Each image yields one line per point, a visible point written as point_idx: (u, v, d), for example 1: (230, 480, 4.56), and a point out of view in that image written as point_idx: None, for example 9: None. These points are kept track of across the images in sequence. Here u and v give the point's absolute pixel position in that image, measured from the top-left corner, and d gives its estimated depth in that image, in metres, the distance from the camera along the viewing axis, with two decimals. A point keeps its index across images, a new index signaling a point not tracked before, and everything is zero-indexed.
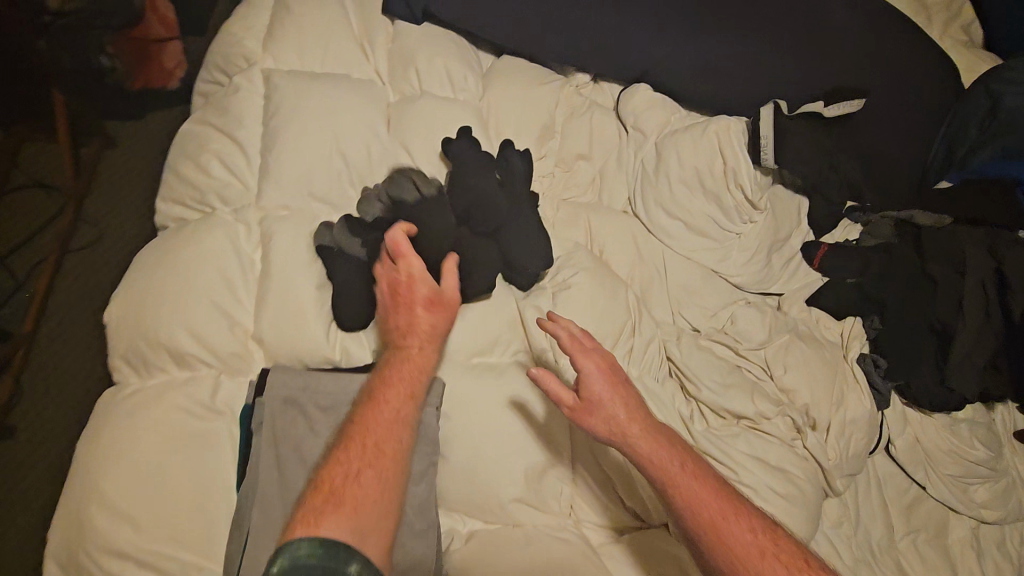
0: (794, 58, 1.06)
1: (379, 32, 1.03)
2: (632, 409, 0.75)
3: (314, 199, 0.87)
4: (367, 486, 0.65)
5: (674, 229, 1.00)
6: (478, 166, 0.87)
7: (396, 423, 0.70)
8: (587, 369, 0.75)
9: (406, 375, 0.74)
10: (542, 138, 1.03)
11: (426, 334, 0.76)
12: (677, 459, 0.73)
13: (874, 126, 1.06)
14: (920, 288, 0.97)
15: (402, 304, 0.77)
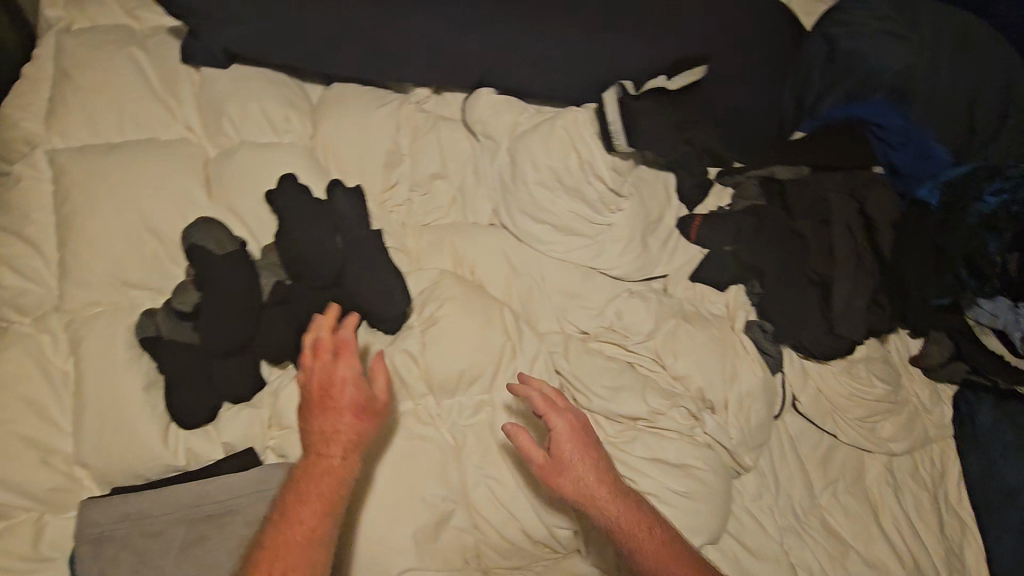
0: (636, 27, 0.99)
1: (183, 84, 0.93)
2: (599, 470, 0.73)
3: (130, 287, 0.78)
4: None
5: (544, 234, 0.96)
6: (309, 215, 0.79)
7: (309, 546, 0.62)
8: (559, 430, 0.73)
9: (321, 490, 0.65)
10: (388, 167, 0.98)
11: (348, 441, 0.67)
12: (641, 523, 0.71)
13: (724, 88, 1.04)
14: (793, 244, 0.96)
15: (331, 406, 0.68)
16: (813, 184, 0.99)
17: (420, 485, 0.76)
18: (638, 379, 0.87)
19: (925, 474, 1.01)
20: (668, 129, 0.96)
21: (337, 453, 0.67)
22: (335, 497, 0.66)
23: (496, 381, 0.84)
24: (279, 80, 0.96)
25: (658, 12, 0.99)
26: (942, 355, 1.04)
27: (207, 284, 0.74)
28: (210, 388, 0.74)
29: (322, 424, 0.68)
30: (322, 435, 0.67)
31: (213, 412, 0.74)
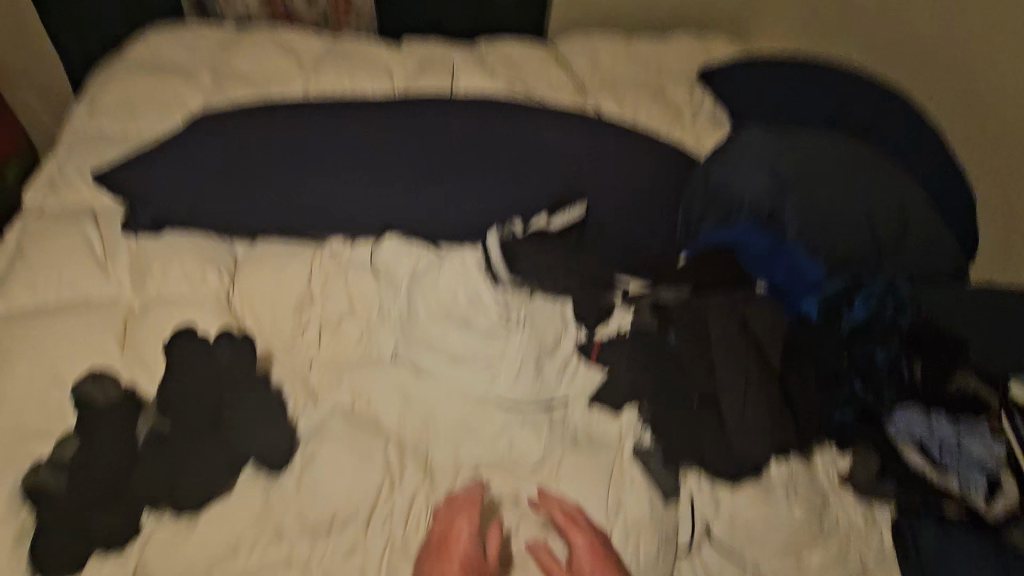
0: (521, 192, 1.19)
1: (120, 248, 1.07)
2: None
3: (28, 437, 0.85)
4: None
5: (437, 366, 1.00)
6: (197, 363, 0.88)
7: None
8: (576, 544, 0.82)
9: None
10: (299, 312, 1.06)
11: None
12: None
13: (608, 228, 1.17)
14: (678, 367, 0.97)
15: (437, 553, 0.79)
16: (694, 306, 1.02)
17: None
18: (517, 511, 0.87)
19: None
20: (550, 266, 1.07)
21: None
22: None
23: (371, 521, 0.83)
24: (207, 239, 1.09)
25: (540, 180, 1.20)
26: (870, 475, 0.94)
27: (86, 433, 0.83)
28: (78, 539, 0.77)
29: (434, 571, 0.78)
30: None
31: (80, 563, 0.76)
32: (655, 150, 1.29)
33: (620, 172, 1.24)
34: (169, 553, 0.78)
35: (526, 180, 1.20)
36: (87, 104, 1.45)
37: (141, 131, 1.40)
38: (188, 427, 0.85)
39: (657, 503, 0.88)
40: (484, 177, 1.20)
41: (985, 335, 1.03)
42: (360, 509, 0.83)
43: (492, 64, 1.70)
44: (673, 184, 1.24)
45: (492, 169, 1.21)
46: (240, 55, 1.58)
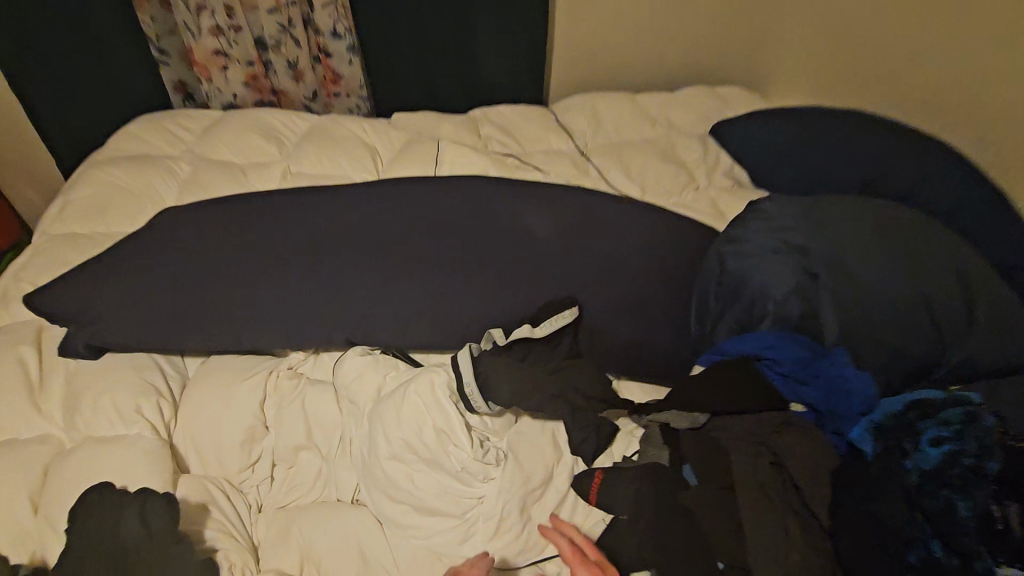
0: (503, 288, 1.03)
1: (56, 376, 0.96)
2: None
3: None
4: None
5: (401, 515, 0.84)
6: (106, 535, 0.73)
7: None
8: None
9: None
10: (248, 445, 0.92)
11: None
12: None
13: (606, 329, 1.00)
14: (693, 533, 0.76)
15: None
16: (709, 443, 0.82)
17: None
18: None
19: None
20: (536, 388, 0.88)
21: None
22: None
23: None
24: (150, 364, 0.97)
25: (526, 275, 1.05)
26: None
27: None
28: None
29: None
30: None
31: None
32: (660, 231, 1.12)
33: (620, 263, 1.07)
34: None
35: (510, 276, 1.05)
36: (60, 203, 1.39)
37: (109, 230, 1.32)
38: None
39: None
40: (461, 275, 1.05)
41: None
42: None
43: (484, 135, 1.59)
44: (681, 272, 1.08)
45: (472, 264, 1.06)
46: (219, 140, 1.50)
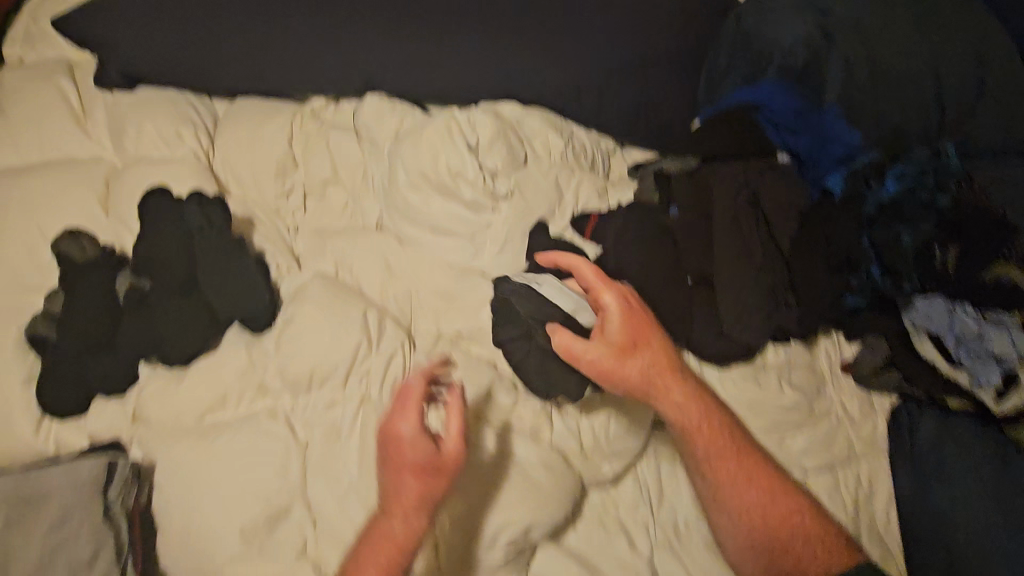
0: (517, 47, 1.06)
1: (97, 106, 1.04)
2: (698, 417, 0.83)
3: (28, 292, 0.89)
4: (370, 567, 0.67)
5: (420, 235, 0.96)
6: (173, 221, 0.84)
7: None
8: (677, 390, 0.82)
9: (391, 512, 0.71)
10: (281, 176, 1.03)
11: (410, 496, 0.70)
12: (766, 483, 0.82)
13: None
14: (670, 252, 0.88)
15: (404, 464, 0.70)
16: (703, 187, 0.90)
17: (257, 476, 0.79)
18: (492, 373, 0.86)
19: (842, 490, 0.91)
20: (540, 147, 1.02)
21: (423, 513, 0.70)
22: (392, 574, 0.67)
23: (350, 379, 0.86)
24: (183, 101, 1.04)
25: (538, 35, 1.07)
26: (873, 360, 0.94)
27: (69, 287, 0.82)
28: (79, 383, 0.82)
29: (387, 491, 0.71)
30: (394, 482, 0.71)
31: (84, 407, 0.83)
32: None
33: (633, 30, 1.08)
34: (161, 399, 0.83)
35: (524, 36, 1.06)
36: None
37: None
38: (164, 284, 0.83)
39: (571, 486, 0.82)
40: (476, 31, 1.06)
41: None
42: (340, 369, 0.86)
43: None
44: (690, 41, 1.11)
45: (487, 20, 1.07)
46: None
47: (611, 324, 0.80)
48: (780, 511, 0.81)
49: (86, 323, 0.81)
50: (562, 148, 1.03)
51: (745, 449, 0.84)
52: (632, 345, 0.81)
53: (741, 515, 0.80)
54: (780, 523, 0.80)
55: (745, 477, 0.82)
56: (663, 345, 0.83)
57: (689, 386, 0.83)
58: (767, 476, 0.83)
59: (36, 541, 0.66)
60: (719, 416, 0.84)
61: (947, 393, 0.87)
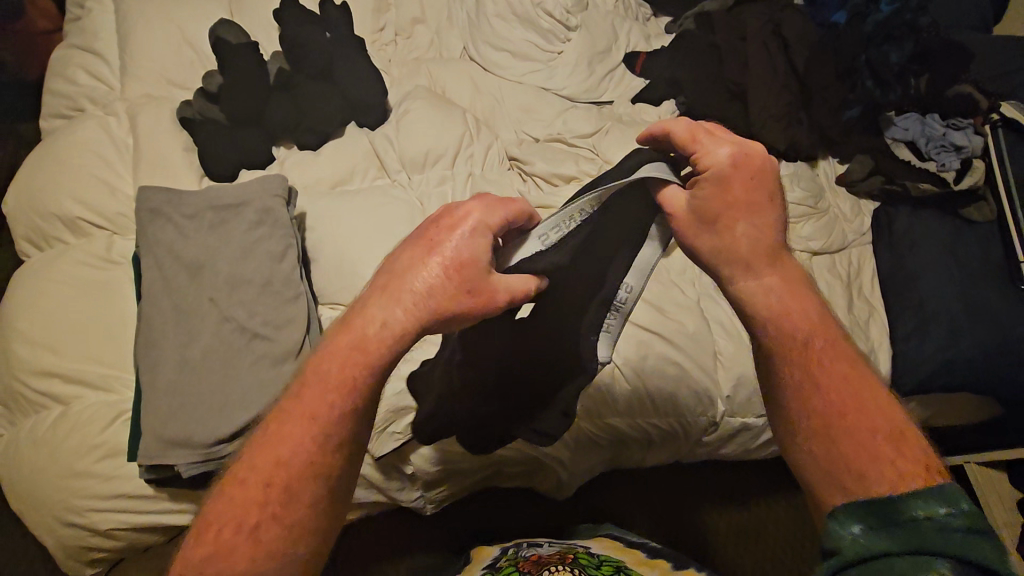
0: None
1: None
2: (793, 323, 0.58)
3: (173, 85, 1.04)
4: (276, 457, 0.51)
5: (502, 60, 1.16)
6: (306, 22, 1.04)
7: (284, 468, 0.50)
8: (754, 279, 0.58)
9: (329, 388, 0.52)
10: (378, 13, 1.19)
11: (351, 380, 0.52)
12: (858, 397, 0.54)
13: None
14: (711, 69, 1.12)
15: (385, 296, 0.53)
16: (733, 21, 1.15)
17: (392, 223, 0.95)
18: (571, 155, 1.05)
19: (841, 268, 1.13)
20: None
21: (350, 402, 0.52)
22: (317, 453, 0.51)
23: (456, 160, 1.04)
24: None
25: None
26: (863, 170, 1.16)
27: (224, 68, 0.99)
28: (230, 151, 0.97)
29: (323, 357, 0.54)
30: (355, 331, 0.53)
31: (236, 173, 0.98)
32: None
33: None
34: (304, 169, 1.00)
35: None
36: None
37: None
38: (304, 69, 1.02)
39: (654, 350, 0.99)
40: None
41: (990, 61, 1.18)
42: (446, 154, 1.04)
43: None
44: None
45: None
46: None
47: (711, 189, 0.56)
48: (869, 430, 0.53)
49: (236, 98, 0.98)
50: (615, 1, 1.25)
51: (850, 364, 0.56)
52: (720, 209, 0.57)
53: (801, 406, 0.56)
54: (867, 442, 0.52)
55: (825, 389, 0.55)
56: (756, 230, 0.57)
57: (770, 275, 0.58)
58: (865, 390, 0.55)
59: (238, 236, 0.83)
60: (815, 330, 0.57)
61: (919, 182, 1.11)
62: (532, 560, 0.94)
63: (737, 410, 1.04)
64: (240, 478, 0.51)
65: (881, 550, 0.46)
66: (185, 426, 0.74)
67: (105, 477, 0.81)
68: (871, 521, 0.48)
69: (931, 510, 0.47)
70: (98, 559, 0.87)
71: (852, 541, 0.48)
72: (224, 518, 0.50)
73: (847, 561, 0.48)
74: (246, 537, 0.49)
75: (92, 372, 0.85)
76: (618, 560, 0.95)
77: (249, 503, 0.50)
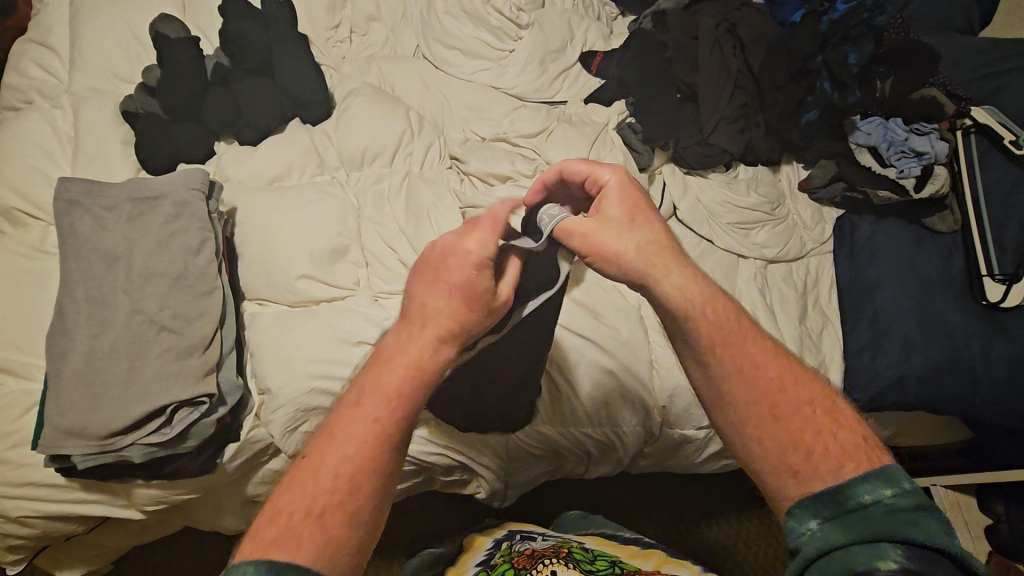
0: None
1: None
2: (709, 324, 0.57)
3: (118, 79, 1.05)
4: (344, 446, 0.49)
5: (453, 57, 1.15)
6: (250, 18, 1.04)
7: (354, 457, 0.48)
8: (670, 276, 0.59)
9: (388, 373, 0.52)
10: (333, 9, 1.19)
11: (403, 375, 0.52)
12: (779, 377, 0.54)
13: None
14: (662, 67, 1.10)
15: (416, 324, 0.55)
16: (688, 19, 1.12)
17: (320, 220, 0.94)
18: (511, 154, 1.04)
19: (797, 278, 1.07)
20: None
21: (415, 403, 0.52)
22: (377, 443, 0.49)
23: (395, 158, 1.03)
24: None
25: None
26: (825, 176, 1.11)
27: (162, 62, 1.00)
28: (167, 144, 0.98)
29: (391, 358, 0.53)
30: (398, 344, 0.54)
31: (172, 166, 0.99)
32: None
33: None
34: (239, 164, 1.00)
35: None
36: None
37: None
38: (244, 65, 1.03)
39: (607, 371, 0.96)
40: None
41: (960, 66, 1.14)
42: (384, 152, 1.02)
43: None
44: None
45: None
46: None
47: (605, 216, 0.63)
48: (805, 407, 0.52)
49: (172, 90, 0.99)
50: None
51: (759, 350, 0.56)
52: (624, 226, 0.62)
53: (758, 405, 0.53)
54: (809, 425, 0.51)
55: (758, 380, 0.54)
56: (653, 244, 0.61)
57: (682, 274, 0.59)
58: (782, 365, 0.55)
59: (156, 228, 0.84)
60: (731, 325, 0.57)
61: (879, 190, 1.06)
62: (526, 554, 0.87)
63: (677, 422, 1.01)
64: (313, 470, 0.47)
65: (836, 541, 0.43)
66: (84, 416, 0.74)
67: (17, 465, 0.81)
68: (828, 512, 0.46)
69: (876, 494, 0.45)
70: (17, 546, 0.86)
71: (812, 535, 0.45)
72: (294, 505, 0.46)
73: (808, 558, 0.44)
74: (319, 521, 0.45)
75: (6, 360, 0.85)
76: (615, 556, 0.89)
77: (319, 491, 0.47)
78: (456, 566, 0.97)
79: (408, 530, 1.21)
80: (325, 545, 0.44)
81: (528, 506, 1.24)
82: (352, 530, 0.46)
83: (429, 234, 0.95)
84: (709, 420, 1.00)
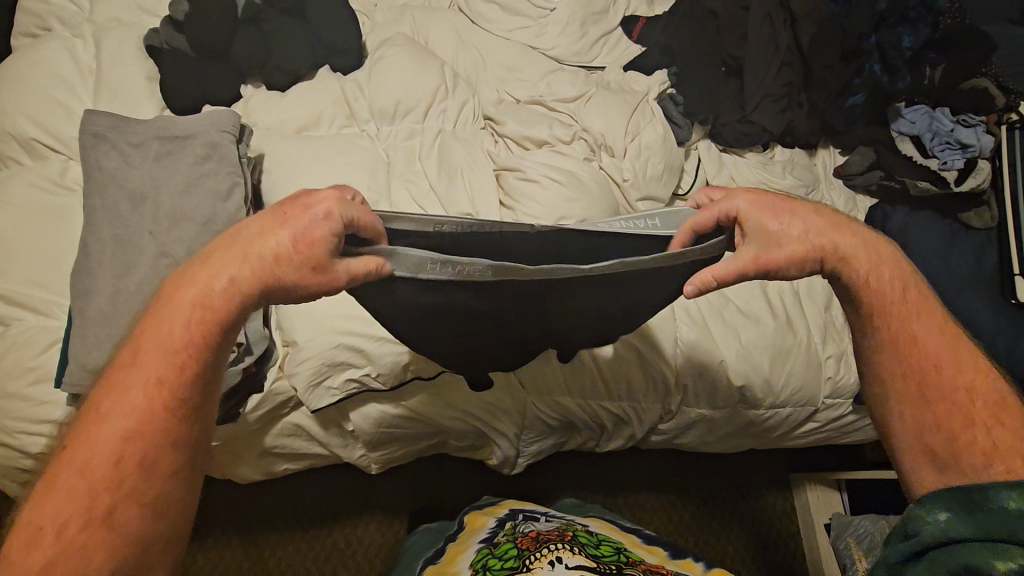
0: None
1: None
2: (886, 293, 0.60)
3: (145, 14, 1.02)
4: (113, 441, 0.47)
5: (491, 13, 1.11)
6: None
7: (130, 446, 0.47)
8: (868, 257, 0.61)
9: (157, 340, 0.50)
10: None
11: (173, 343, 0.50)
12: (942, 351, 0.59)
13: None
14: (709, 37, 1.06)
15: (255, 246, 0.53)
16: None
17: (353, 170, 0.91)
18: (546, 118, 1.01)
19: None
20: None
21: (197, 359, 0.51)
22: (153, 423, 0.48)
23: (428, 114, 0.99)
24: None
25: None
26: (862, 163, 1.08)
27: None
28: (194, 83, 0.94)
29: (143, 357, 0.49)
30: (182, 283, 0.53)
31: (197, 107, 0.96)
32: None
33: None
34: (267, 109, 0.97)
35: None
36: None
37: None
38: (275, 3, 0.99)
39: (647, 368, 0.97)
40: None
41: (1013, 56, 1.10)
42: (418, 105, 0.98)
43: None
44: None
45: None
46: None
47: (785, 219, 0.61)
48: (960, 391, 0.58)
49: (197, 23, 0.93)
50: None
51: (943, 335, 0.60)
52: (778, 240, 0.59)
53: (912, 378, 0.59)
54: (959, 416, 0.57)
55: (922, 354, 0.59)
56: (823, 223, 0.61)
57: (856, 242, 0.61)
58: (948, 346, 0.60)
59: (186, 169, 0.81)
60: (907, 291, 0.61)
61: (920, 180, 1.03)
62: (531, 537, 0.86)
63: (695, 401, 1.01)
64: (76, 472, 0.46)
65: (960, 536, 0.49)
66: (110, 357, 0.73)
67: (37, 402, 0.80)
68: (958, 509, 0.51)
69: (1020, 503, 0.48)
70: (32, 482, 0.86)
71: (936, 525, 0.51)
72: (54, 520, 0.44)
73: (925, 542, 0.50)
74: (98, 532, 0.45)
75: (27, 296, 0.83)
76: (619, 543, 0.89)
77: (88, 496, 0.45)
78: (459, 541, 0.96)
79: (412, 492, 1.22)
80: (109, 547, 0.45)
81: (536, 478, 1.25)
82: (148, 526, 0.47)
83: (461, 195, 0.92)
84: (728, 400, 1.00)
